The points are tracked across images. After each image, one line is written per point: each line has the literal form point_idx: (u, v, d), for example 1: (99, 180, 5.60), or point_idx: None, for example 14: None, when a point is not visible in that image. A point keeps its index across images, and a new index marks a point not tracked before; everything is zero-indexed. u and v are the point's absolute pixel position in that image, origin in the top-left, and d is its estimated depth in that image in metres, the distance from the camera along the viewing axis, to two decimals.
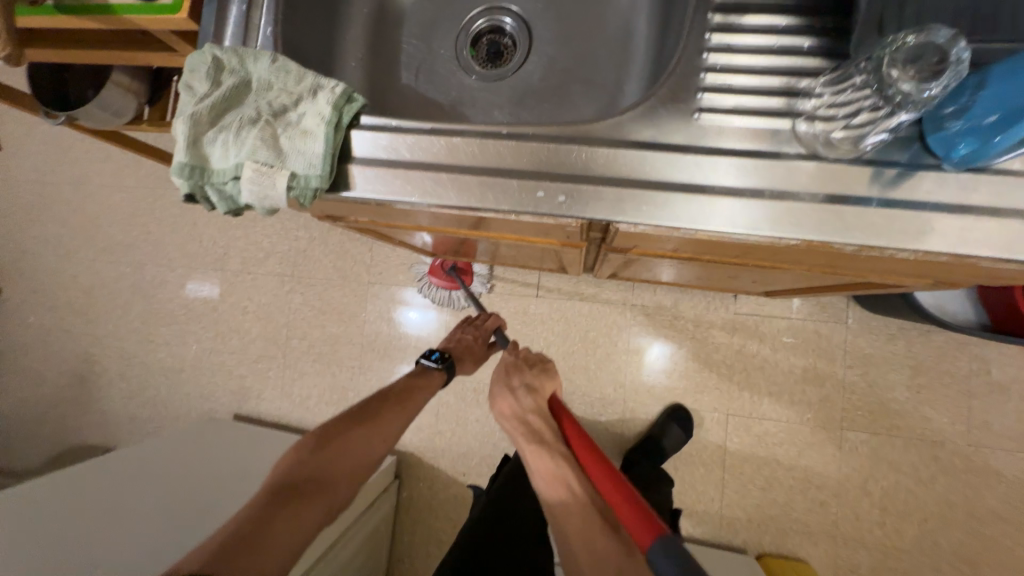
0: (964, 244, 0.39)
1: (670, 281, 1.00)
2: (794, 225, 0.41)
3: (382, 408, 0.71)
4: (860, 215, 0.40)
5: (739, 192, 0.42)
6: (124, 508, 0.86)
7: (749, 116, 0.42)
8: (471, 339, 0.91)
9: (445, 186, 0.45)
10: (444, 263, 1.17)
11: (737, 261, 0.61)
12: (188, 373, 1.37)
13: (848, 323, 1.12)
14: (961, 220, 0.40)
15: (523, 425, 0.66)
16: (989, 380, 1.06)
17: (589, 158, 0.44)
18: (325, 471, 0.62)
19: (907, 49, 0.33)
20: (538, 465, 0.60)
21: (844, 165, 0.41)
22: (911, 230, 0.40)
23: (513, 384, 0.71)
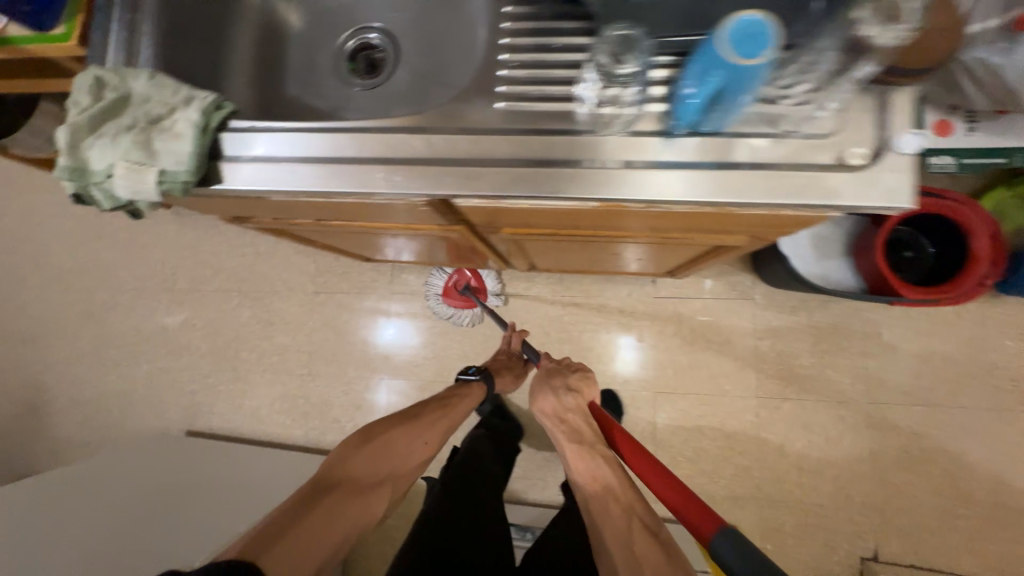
0: (739, 192, 0.45)
1: (638, 272, 1.14)
2: (690, 189, 0.46)
3: (425, 417, 0.81)
4: (644, 179, 0.47)
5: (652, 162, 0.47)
6: (92, 529, 1.03)
7: (535, 101, 0.48)
8: (506, 358, 1.12)
9: (300, 176, 0.52)
10: (456, 285, 1.31)
11: (596, 234, 0.67)
12: (144, 391, 1.51)
13: (757, 299, 1.21)
14: (725, 175, 0.45)
15: (562, 423, 0.76)
16: (882, 341, 1.15)
17: (422, 141, 0.50)
18: (369, 468, 0.69)
19: (616, 37, 0.41)
20: (577, 460, 0.70)
21: (618, 136, 0.47)
22: (692, 185, 0.46)
23: (556, 386, 0.81)
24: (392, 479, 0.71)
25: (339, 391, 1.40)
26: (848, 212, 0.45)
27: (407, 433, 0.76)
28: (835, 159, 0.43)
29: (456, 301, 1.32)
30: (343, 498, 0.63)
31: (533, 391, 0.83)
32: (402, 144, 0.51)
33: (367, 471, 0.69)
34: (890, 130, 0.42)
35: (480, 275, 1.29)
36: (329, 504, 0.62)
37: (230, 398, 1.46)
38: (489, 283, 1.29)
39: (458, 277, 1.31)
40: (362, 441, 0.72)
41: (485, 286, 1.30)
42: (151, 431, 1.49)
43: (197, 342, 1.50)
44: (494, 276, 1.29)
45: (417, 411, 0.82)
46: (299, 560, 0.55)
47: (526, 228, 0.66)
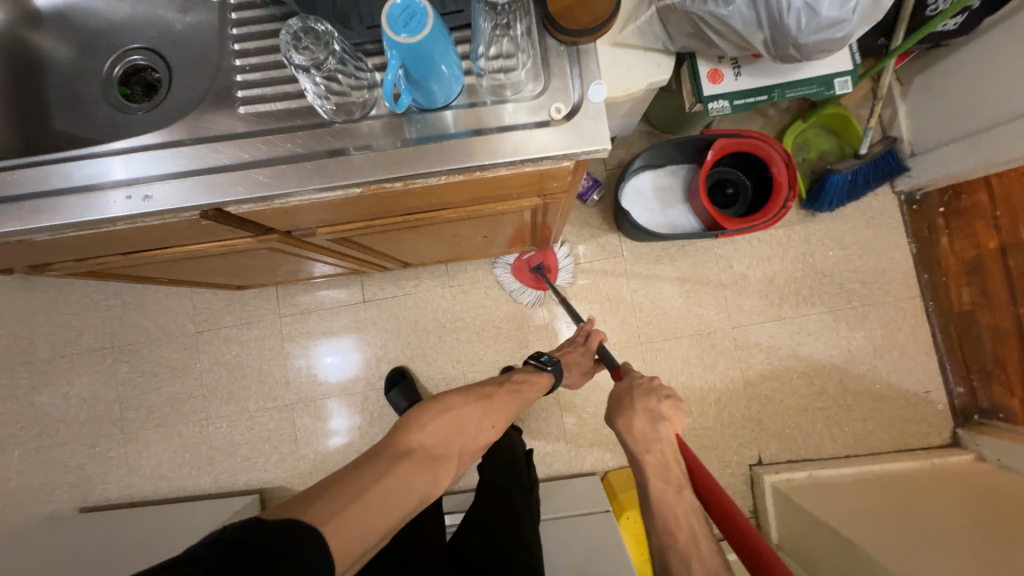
0: (486, 155, 0.49)
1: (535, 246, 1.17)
2: (513, 151, 0.49)
3: (496, 397, 0.81)
4: (409, 158, 0.50)
5: (459, 137, 0.50)
6: None
7: (273, 101, 0.51)
8: (578, 353, 1.03)
9: (48, 211, 0.52)
10: (529, 262, 1.29)
11: (412, 219, 0.69)
12: (18, 479, 1.36)
13: (626, 255, 1.31)
14: (475, 141, 0.50)
15: (649, 451, 0.69)
16: (734, 272, 1.29)
17: (181, 155, 0.51)
18: (441, 441, 0.69)
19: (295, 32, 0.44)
20: (666, 498, 0.64)
21: (352, 125, 0.50)
22: (453, 155, 0.50)
23: (648, 406, 0.75)
24: (462, 452, 0.72)
25: (243, 428, 1.34)
26: (572, 160, 0.51)
27: (477, 410, 0.77)
28: (545, 117, 0.49)
29: (526, 277, 1.30)
30: (416, 465, 0.63)
31: (618, 407, 0.77)
32: (163, 159, 0.51)
33: (439, 441, 0.69)
34: (583, 85, 0.49)
35: (555, 256, 1.29)
36: (402, 471, 0.61)
37: (124, 462, 1.36)
38: (565, 265, 1.29)
39: (535, 254, 1.28)
40: (437, 415, 0.72)
41: (558, 269, 1.29)
42: (36, 520, 1.34)
43: (73, 413, 1.37)
44: (568, 260, 1.29)
45: (488, 389, 0.82)
46: (369, 523, 0.52)
47: (339, 223, 0.67)
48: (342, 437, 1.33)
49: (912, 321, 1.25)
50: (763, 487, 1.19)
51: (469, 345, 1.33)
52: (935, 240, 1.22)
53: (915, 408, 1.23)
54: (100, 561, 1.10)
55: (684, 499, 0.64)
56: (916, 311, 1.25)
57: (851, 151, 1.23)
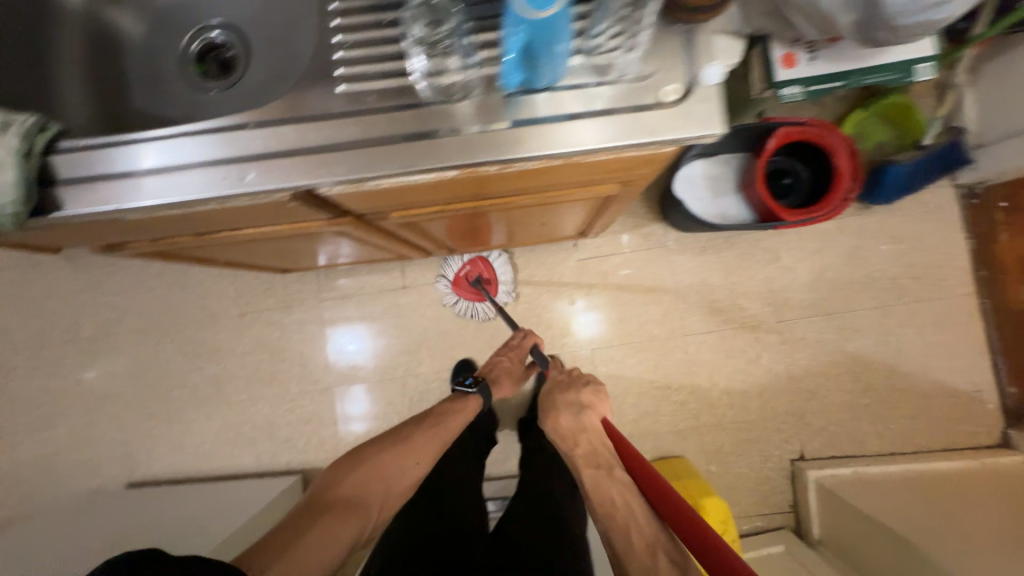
0: (588, 140, 0.48)
1: (578, 232, 1.16)
2: (614, 136, 0.48)
3: (415, 436, 0.80)
4: (506, 139, 0.49)
5: (557, 120, 0.49)
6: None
7: (373, 80, 0.49)
8: (509, 361, 1.05)
9: (141, 189, 0.51)
10: (466, 276, 1.30)
11: (486, 204, 0.68)
12: (66, 454, 1.40)
13: (670, 245, 1.29)
14: (577, 125, 0.48)
15: (579, 443, 0.80)
16: (781, 264, 1.27)
17: (275, 135, 0.50)
18: (358, 490, 0.71)
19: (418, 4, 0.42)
20: (601, 484, 0.71)
21: (457, 103, 0.48)
22: (552, 139, 0.49)
23: (570, 402, 0.86)
24: (381, 501, 0.72)
25: (284, 409, 1.36)
26: (676, 146, 0.50)
27: (397, 456, 0.76)
28: (655, 100, 0.47)
29: (464, 292, 1.31)
30: (335, 518, 0.65)
31: (546, 409, 0.87)
32: (202, 146, 0.51)
33: (355, 492, 0.70)
34: (697, 66, 0.46)
35: (493, 268, 1.29)
36: (326, 524, 0.64)
37: (168, 439, 1.38)
38: (504, 276, 1.29)
39: (470, 267, 1.30)
40: (353, 466, 0.73)
41: (497, 279, 1.29)
42: (84, 493, 1.38)
43: (118, 390, 1.40)
44: (507, 270, 1.29)
45: (408, 430, 0.82)
46: None
47: (416, 207, 0.66)
48: (380, 421, 1.34)
49: (965, 318, 1.22)
50: (806, 483, 1.18)
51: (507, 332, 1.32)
52: (994, 235, 1.18)
53: (965, 407, 1.21)
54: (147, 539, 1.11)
55: (617, 482, 0.71)
56: (969, 308, 1.22)
57: (912, 142, 1.18)
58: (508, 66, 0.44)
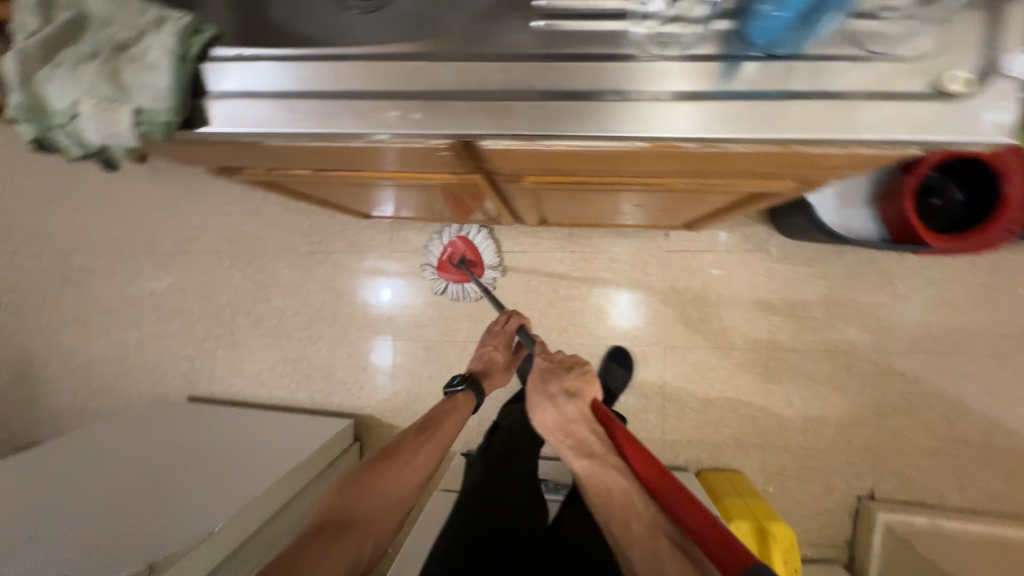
0: (822, 127, 0.40)
1: (682, 224, 1.07)
2: (855, 125, 0.40)
3: (406, 447, 0.74)
4: (717, 111, 0.41)
5: (788, 95, 0.40)
6: (86, 472, 1.00)
7: (578, 20, 0.42)
8: (493, 348, 0.97)
9: (292, 114, 0.46)
10: (450, 259, 1.25)
11: (631, 181, 0.61)
12: (135, 358, 1.46)
13: (771, 251, 1.19)
14: (816, 105, 0.40)
15: (567, 437, 0.62)
16: (894, 291, 1.15)
17: (447, 71, 0.43)
18: (352, 507, 0.65)
19: None
20: (593, 480, 0.58)
21: (681, 63, 0.41)
22: (775, 120, 0.41)
23: (552, 392, 0.65)
24: (377, 517, 0.66)
25: (342, 352, 1.37)
26: (928, 149, 0.41)
27: (389, 470, 0.70)
28: (928, 87, 0.38)
29: (451, 276, 1.26)
30: (328, 539, 0.60)
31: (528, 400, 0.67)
32: (282, 72, 0.45)
33: (348, 508, 0.65)
34: (998, 50, 0.37)
35: (475, 248, 1.25)
36: (314, 552, 0.58)
37: (229, 362, 1.42)
38: (487, 256, 1.24)
39: (452, 249, 1.25)
40: (344, 482, 0.68)
41: (483, 261, 1.25)
42: (148, 397, 1.46)
43: (187, 306, 1.43)
44: (493, 249, 1.24)
45: (400, 440, 0.76)
46: None
47: (557, 173, 0.60)
48: (434, 381, 1.33)
49: None
50: (872, 523, 1.11)
51: (578, 315, 1.27)
52: None
53: None
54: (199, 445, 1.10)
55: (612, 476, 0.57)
56: None
57: None
58: (760, 28, 0.38)
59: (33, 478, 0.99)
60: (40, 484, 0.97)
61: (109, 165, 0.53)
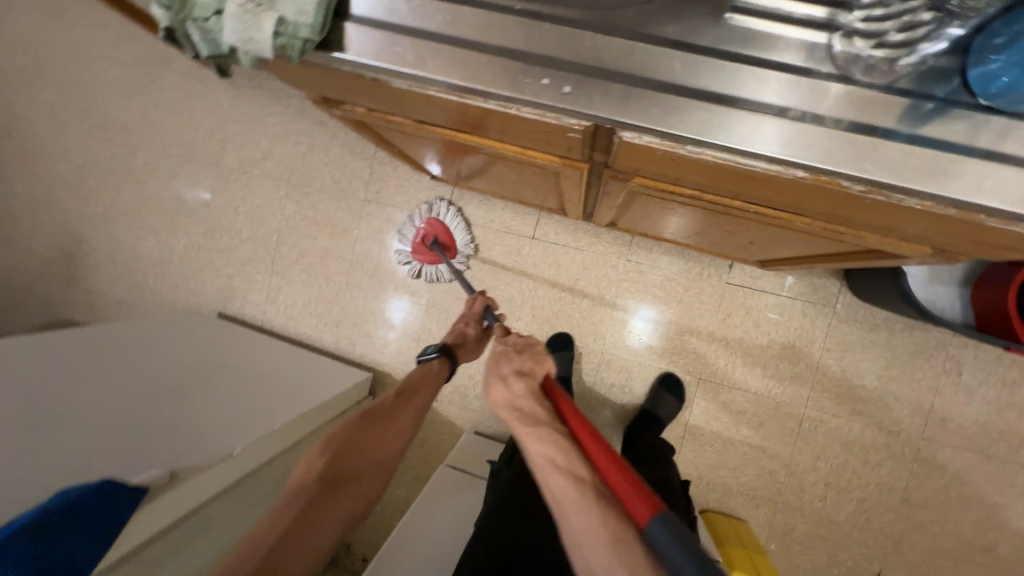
0: (1020, 201, 0.35)
1: (754, 260, 1.01)
2: None
3: (390, 411, 0.70)
4: (901, 154, 0.37)
5: (988, 155, 0.36)
6: (102, 363, 0.95)
7: (776, 22, 0.37)
8: (463, 326, 0.87)
9: (429, 57, 0.43)
10: (424, 240, 1.28)
11: (744, 209, 0.56)
12: (177, 263, 1.49)
13: (837, 308, 1.12)
14: (1019, 174, 0.35)
15: (516, 413, 0.58)
16: (958, 380, 1.08)
17: (610, 49, 0.39)
18: (344, 470, 0.63)
19: None
20: (531, 447, 0.54)
21: (878, 93, 0.37)
22: (966, 177, 0.36)
23: (502, 370, 0.62)
24: (370, 476, 0.65)
25: (374, 306, 1.37)
26: None
27: (376, 435, 0.67)
28: None
29: (425, 258, 1.29)
30: (320, 506, 0.59)
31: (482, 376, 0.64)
32: (423, 9, 0.42)
33: (338, 472, 0.62)
34: None
35: (448, 230, 1.27)
36: (308, 516, 0.57)
37: (264, 289, 1.43)
38: (458, 235, 1.27)
39: (425, 231, 1.28)
40: (328, 443, 0.64)
41: (455, 242, 1.27)
42: (181, 304, 1.49)
43: (235, 225, 1.44)
44: (464, 230, 1.26)
45: (383, 401, 0.71)
46: None
47: (670, 182, 0.56)
48: None
49: None
50: None
51: (617, 326, 1.23)
52: None
53: None
54: (211, 371, 1.05)
55: (548, 434, 0.53)
56: None
57: None
58: (983, 77, 0.34)
59: (48, 355, 0.93)
60: (57, 364, 0.91)
61: (219, 70, 0.51)
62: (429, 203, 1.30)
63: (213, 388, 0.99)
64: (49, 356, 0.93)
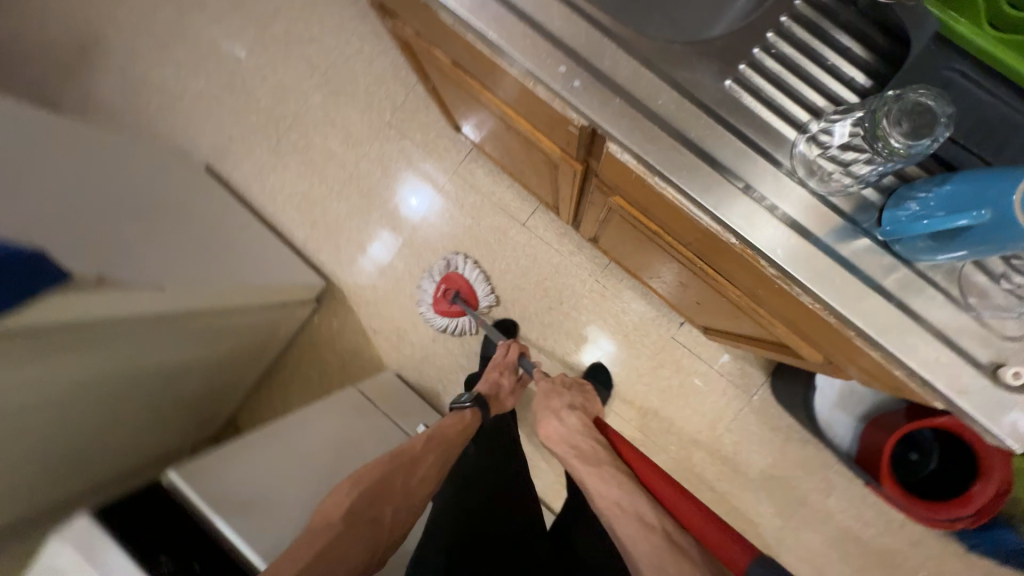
0: (877, 329, 0.42)
1: (698, 323, 1.09)
2: (905, 347, 0.41)
3: (417, 456, 0.76)
4: (808, 255, 0.43)
5: (870, 285, 0.42)
6: (79, 155, 0.95)
7: (760, 107, 0.43)
8: (500, 375, 0.98)
9: (477, 4, 0.46)
10: (446, 295, 1.29)
11: (692, 263, 0.63)
12: (186, 102, 1.47)
13: (753, 398, 1.21)
14: (883, 306, 0.42)
15: (570, 443, 0.78)
16: (824, 501, 1.18)
17: (626, 67, 0.44)
18: (371, 508, 0.68)
19: (907, 106, 0.36)
20: (586, 477, 0.70)
21: (813, 199, 0.43)
22: (850, 294, 0.42)
23: (559, 409, 0.84)
24: (394, 521, 0.70)
25: (355, 223, 1.39)
26: (945, 409, 0.43)
27: (404, 478, 0.73)
28: (987, 362, 0.41)
29: (445, 311, 1.29)
30: (345, 543, 0.63)
31: (541, 413, 0.87)
32: None
33: (363, 515, 0.67)
34: None
35: (469, 284, 1.29)
36: (338, 551, 0.62)
37: (259, 164, 1.44)
38: (479, 288, 1.29)
39: (447, 286, 1.30)
40: (358, 481, 0.70)
41: (476, 295, 1.29)
42: (174, 142, 1.47)
43: (257, 93, 1.44)
44: (483, 282, 1.29)
45: (412, 447, 0.77)
46: None
47: (640, 212, 0.61)
48: (410, 299, 1.36)
49: None
50: None
51: (563, 335, 1.28)
52: None
53: None
54: (179, 211, 1.06)
55: (609, 474, 0.68)
56: None
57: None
58: (892, 219, 0.39)
59: (32, 122, 0.92)
60: (38, 135, 0.90)
61: None
62: (448, 256, 1.32)
63: (175, 227, 1.00)
64: (32, 123, 0.91)
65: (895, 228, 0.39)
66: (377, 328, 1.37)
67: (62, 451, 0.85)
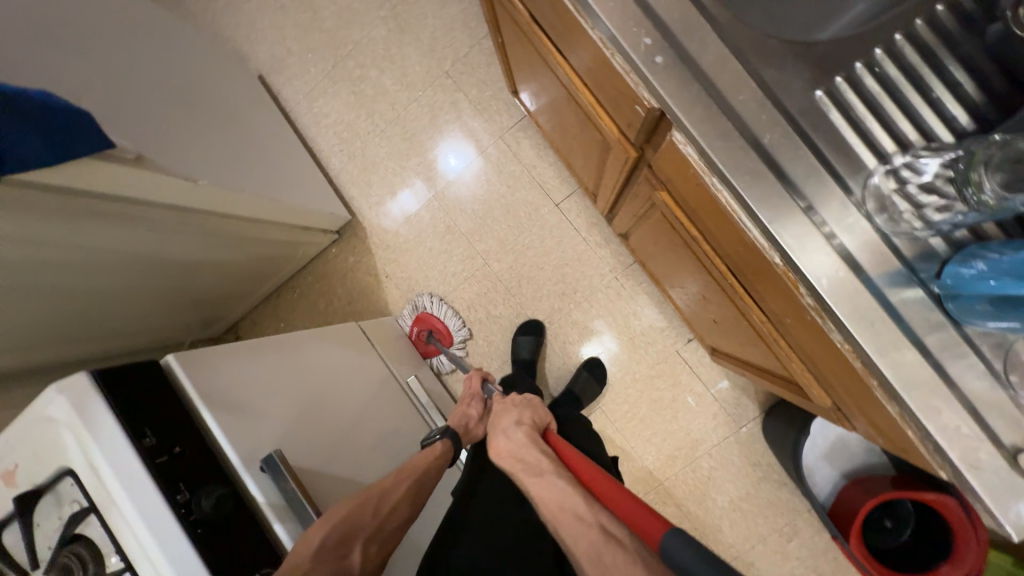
0: (905, 384, 0.39)
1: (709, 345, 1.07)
2: (929, 411, 0.39)
3: (392, 491, 0.69)
4: (855, 291, 0.41)
5: (910, 338, 0.40)
6: (141, 32, 0.94)
7: (847, 127, 0.42)
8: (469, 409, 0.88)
9: None
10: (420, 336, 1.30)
11: (721, 277, 0.61)
12: (253, 7, 1.46)
13: (742, 429, 1.20)
14: (917, 362, 0.40)
15: (515, 459, 0.71)
16: (785, 544, 1.17)
17: (716, 55, 0.42)
18: (342, 543, 0.61)
19: (1010, 153, 0.35)
20: (533, 485, 0.65)
21: (877, 237, 0.41)
22: (886, 341, 0.40)
23: (506, 426, 0.77)
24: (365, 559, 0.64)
25: (392, 165, 1.38)
26: (951, 482, 0.41)
27: (373, 517, 0.66)
28: (1009, 444, 0.39)
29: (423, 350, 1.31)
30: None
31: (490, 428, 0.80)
32: None
33: (331, 556, 0.60)
34: None
35: (442, 321, 1.30)
36: None
37: (310, 85, 1.42)
38: (451, 322, 1.29)
39: (419, 327, 1.31)
40: (335, 519, 0.62)
41: (449, 330, 1.29)
42: (233, 45, 1.46)
43: (324, 12, 1.41)
44: (455, 317, 1.29)
45: (381, 479, 0.70)
46: None
47: (684, 214, 0.59)
48: (428, 253, 1.35)
49: None
50: None
51: (568, 323, 1.27)
52: None
53: None
54: (224, 111, 1.06)
55: (552, 482, 0.64)
56: None
57: None
58: (954, 273, 0.37)
59: None
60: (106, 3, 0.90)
61: None
62: (418, 295, 1.33)
63: (218, 126, 1.00)
64: None
65: (957, 282, 0.37)
66: (390, 274, 1.37)
67: (53, 319, 0.86)
